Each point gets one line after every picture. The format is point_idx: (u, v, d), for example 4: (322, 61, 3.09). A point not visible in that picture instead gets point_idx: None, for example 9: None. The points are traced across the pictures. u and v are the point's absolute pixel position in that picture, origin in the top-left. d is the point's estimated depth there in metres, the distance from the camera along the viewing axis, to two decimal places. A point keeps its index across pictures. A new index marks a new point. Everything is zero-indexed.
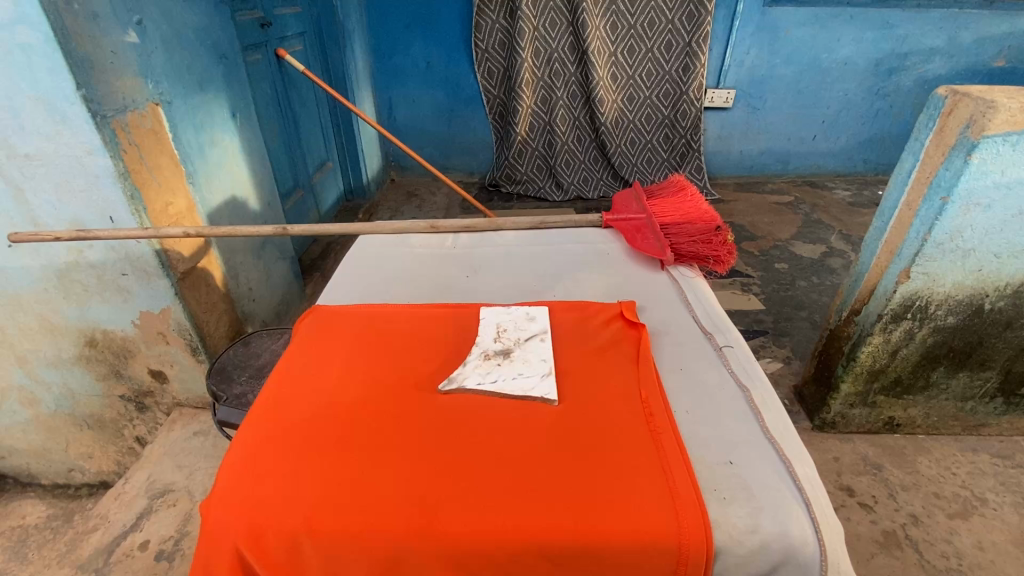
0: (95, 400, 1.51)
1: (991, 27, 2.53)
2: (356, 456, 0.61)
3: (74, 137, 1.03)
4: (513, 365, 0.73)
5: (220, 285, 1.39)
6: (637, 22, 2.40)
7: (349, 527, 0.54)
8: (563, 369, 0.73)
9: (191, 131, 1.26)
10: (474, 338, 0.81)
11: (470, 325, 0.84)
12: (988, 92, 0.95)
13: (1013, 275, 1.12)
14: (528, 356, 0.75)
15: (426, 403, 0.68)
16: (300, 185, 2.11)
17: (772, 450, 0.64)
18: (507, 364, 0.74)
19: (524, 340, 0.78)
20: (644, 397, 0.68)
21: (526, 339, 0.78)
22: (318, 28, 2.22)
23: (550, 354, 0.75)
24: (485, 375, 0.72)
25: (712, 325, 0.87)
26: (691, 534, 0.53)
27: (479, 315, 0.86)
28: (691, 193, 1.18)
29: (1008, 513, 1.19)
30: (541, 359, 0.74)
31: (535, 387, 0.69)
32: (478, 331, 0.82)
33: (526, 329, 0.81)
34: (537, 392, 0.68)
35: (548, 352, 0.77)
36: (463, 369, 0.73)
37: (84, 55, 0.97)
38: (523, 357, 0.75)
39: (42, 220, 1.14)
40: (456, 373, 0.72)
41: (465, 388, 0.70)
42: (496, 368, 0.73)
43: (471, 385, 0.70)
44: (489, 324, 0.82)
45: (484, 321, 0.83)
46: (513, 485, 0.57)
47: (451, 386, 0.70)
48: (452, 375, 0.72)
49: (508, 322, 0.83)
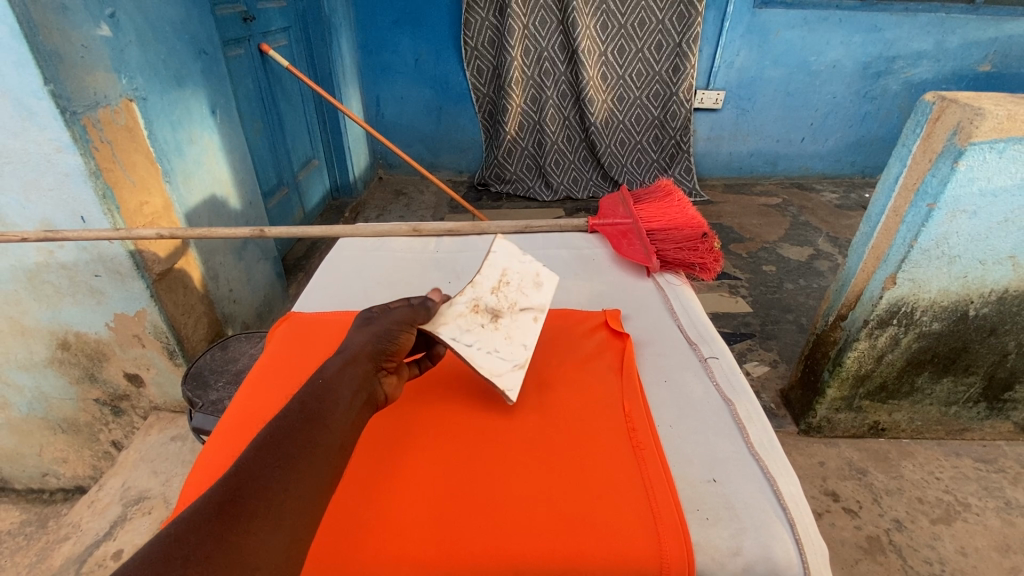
0: (68, 404, 1.46)
1: (977, 32, 2.55)
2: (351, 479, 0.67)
3: (42, 134, 0.98)
4: (493, 339, 0.78)
5: (199, 286, 1.36)
6: (627, 22, 2.39)
7: (332, 539, 0.61)
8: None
9: (168, 129, 1.23)
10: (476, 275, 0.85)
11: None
12: (974, 99, 0.95)
13: (997, 282, 1.12)
14: (512, 332, 0.80)
15: (412, 424, 0.75)
16: (285, 183, 2.07)
17: (757, 467, 0.69)
18: (490, 331, 0.79)
19: (519, 310, 0.83)
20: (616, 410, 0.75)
21: (520, 309, 0.83)
22: (304, 23, 2.18)
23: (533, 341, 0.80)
24: (463, 330, 0.78)
25: (697, 335, 0.91)
26: (672, 554, 0.58)
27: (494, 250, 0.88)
28: (677, 198, 1.17)
29: (990, 518, 1.20)
30: (524, 345, 0.79)
31: (502, 375, 0.75)
32: (483, 270, 0.85)
33: (528, 297, 0.85)
34: (500, 381, 0.74)
35: (535, 330, 0.82)
36: (450, 315, 0.79)
37: (53, 49, 0.93)
38: (507, 332, 0.80)
39: (11, 220, 1.10)
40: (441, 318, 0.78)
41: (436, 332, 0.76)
42: (476, 330, 0.78)
43: (445, 337, 0.76)
44: (494, 267, 0.86)
45: (492, 262, 0.87)
46: (499, 505, 0.64)
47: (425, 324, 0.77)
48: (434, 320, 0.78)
49: (515, 275, 0.86)
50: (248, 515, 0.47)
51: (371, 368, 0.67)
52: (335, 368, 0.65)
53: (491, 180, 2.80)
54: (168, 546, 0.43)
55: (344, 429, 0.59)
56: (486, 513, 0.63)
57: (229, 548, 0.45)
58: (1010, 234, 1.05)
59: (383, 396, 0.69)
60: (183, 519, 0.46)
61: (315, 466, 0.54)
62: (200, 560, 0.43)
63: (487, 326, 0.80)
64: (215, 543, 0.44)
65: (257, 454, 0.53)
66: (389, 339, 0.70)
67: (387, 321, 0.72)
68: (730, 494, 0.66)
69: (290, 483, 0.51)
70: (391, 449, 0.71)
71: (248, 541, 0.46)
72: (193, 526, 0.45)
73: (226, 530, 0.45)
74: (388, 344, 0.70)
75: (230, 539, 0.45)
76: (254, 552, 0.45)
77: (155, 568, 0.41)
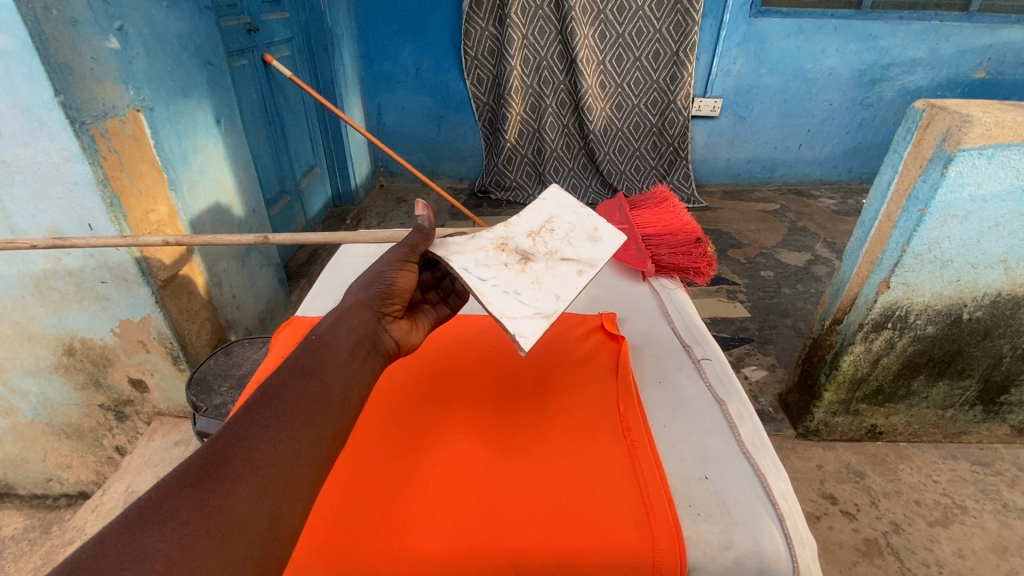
0: (73, 410, 1.47)
1: (971, 40, 2.59)
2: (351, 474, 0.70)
3: (51, 144, 1.01)
4: (516, 281, 0.81)
5: (203, 293, 1.38)
6: (625, 31, 2.42)
7: (332, 534, 0.63)
8: (561, 308, 0.77)
9: (174, 138, 1.25)
10: (522, 221, 0.91)
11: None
12: (963, 106, 0.97)
13: (989, 286, 1.14)
14: (537, 277, 0.83)
15: (414, 421, 0.78)
16: (288, 191, 2.10)
17: (748, 463, 0.72)
18: (514, 271, 0.83)
19: (558, 259, 0.85)
20: (612, 410, 0.78)
21: (553, 257, 0.85)
22: (307, 33, 2.22)
23: (562, 288, 0.80)
24: (482, 265, 0.82)
25: (690, 337, 0.95)
26: (664, 548, 0.60)
27: (545, 198, 0.94)
28: (674, 206, 1.28)
29: (988, 521, 1.21)
30: (554, 294, 0.79)
31: (515, 318, 0.75)
32: (528, 217, 0.91)
33: (578, 250, 0.85)
34: (509, 322, 0.74)
35: (564, 278, 0.82)
36: (474, 248, 0.84)
37: (63, 61, 0.95)
38: (535, 277, 0.82)
39: (19, 227, 1.12)
40: (465, 249, 0.84)
41: (450, 260, 0.80)
42: (497, 268, 0.83)
43: (456, 263, 0.80)
44: (543, 214, 0.92)
45: (542, 210, 0.92)
46: (497, 501, 0.66)
47: (441, 253, 0.82)
48: (458, 250, 0.83)
49: (564, 226, 0.89)
50: (231, 479, 0.48)
51: (371, 315, 0.69)
52: (331, 321, 0.66)
53: (491, 187, 2.82)
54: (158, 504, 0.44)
55: (344, 383, 0.60)
56: (485, 508, 0.65)
57: (211, 511, 0.45)
58: (1001, 239, 1.06)
59: (394, 343, 0.71)
60: (162, 484, 0.46)
61: (307, 426, 0.54)
62: (178, 525, 0.43)
63: (514, 268, 0.84)
64: (194, 509, 0.45)
65: (247, 413, 0.53)
66: (384, 283, 0.71)
67: (379, 266, 0.73)
68: (721, 490, 0.68)
69: (280, 444, 0.52)
70: (392, 447, 0.73)
71: (231, 504, 0.46)
72: (178, 489, 0.46)
73: (221, 493, 0.46)
74: (382, 288, 0.71)
75: (212, 503, 0.46)
76: (240, 516, 0.46)
77: (131, 532, 0.42)
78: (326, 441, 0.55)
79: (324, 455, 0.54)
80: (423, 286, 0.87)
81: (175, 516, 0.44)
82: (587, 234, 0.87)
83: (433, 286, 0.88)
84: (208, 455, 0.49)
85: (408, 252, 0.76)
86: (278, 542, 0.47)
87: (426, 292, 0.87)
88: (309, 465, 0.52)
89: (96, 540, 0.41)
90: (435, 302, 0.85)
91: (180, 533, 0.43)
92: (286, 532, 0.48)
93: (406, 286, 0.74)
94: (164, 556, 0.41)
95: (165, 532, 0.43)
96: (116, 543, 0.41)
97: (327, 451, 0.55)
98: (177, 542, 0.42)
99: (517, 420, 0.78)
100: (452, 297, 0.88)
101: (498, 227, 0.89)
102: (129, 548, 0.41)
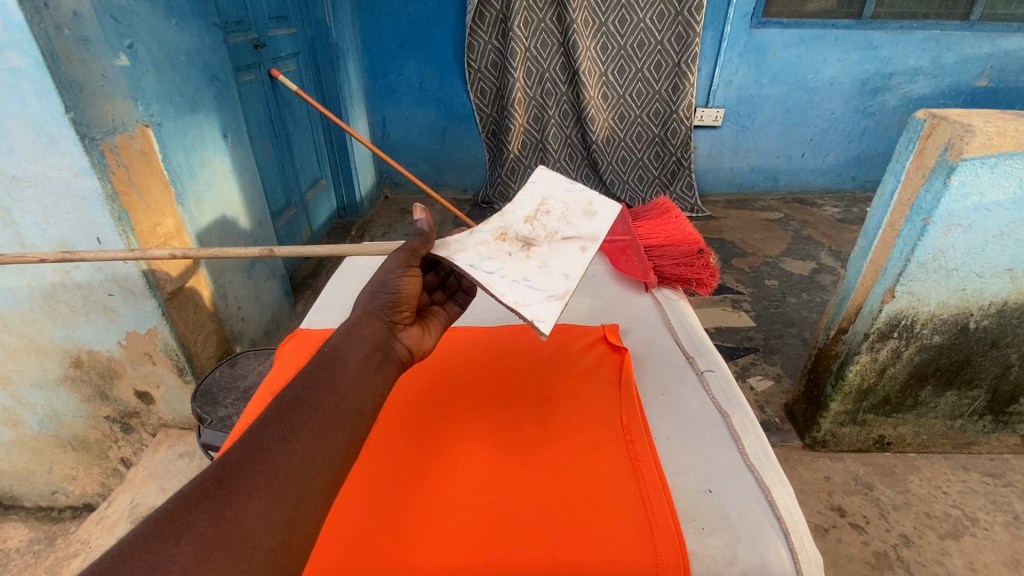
0: (78, 421, 1.48)
1: (972, 48, 2.59)
2: (361, 486, 0.70)
3: (62, 159, 1.02)
4: (523, 268, 0.82)
5: (209, 305, 1.39)
6: (626, 43, 2.45)
7: (336, 553, 0.62)
8: (572, 287, 0.79)
9: (182, 152, 1.27)
10: (517, 207, 0.92)
11: (524, 338, 0.98)
12: (964, 116, 0.97)
13: (997, 294, 1.13)
14: (544, 260, 0.84)
15: (424, 431, 0.78)
16: (293, 203, 2.11)
17: (752, 477, 0.71)
18: (521, 260, 0.84)
19: (559, 239, 0.86)
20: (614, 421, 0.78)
21: (557, 236, 0.86)
22: (313, 48, 2.25)
23: (571, 268, 0.82)
24: (487, 258, 0.83)
25: (694, 349, 0.95)
26: (667, 564, 0.59)
27: (534, 178, 0.94)
28: (676, 217, 1.29)
29: (999, 533, 1.19)
30: (563, 275, 0.81)
31: (531, 305, 0.77)
32: (522, 202, 0.92)
33: (577, 227, 0.87)
34: (526, 310, 0.76)
35: (572, 256, 0.83)
36: (476, 244, 0.84)
37: (74, 79, 0.97)
38: (541, 262, 0.83)
39: (29, 241, 1.13)
40: (467, 247, 0.84)
41: (454, 259, 0.81)
42: (502, 259, 0.84)
43: (461, 263, 0.81)
44: (535, 195, 0.92)
45: (533, 191, 0.93)
46: (501, 513, 0.66)
47: (443, 253, 0.82)
48: (461, 247, 0.84)
49: (558, 205, 0.90)
50: (246, 491, 0.48)
51: (381, 324, 0.69)
52: (341, 332, 0.66)
53: (495, 198, 2.83)
54: (175, 515, 0.45)
55: (357, 394, 0.60)
56: (489, 523, 0.65)
57: (227, 524, 0.45)
58: (1006, 247, 1.06)
59: (406, 351, 0.71)
60: (179, 495, 0.46)
61: (322, 435, 0.54)
62: (194, 537, 0.44)
63: (519, 255, 0.84)
64: (209, 522, 0.45)
65: (261, 425, 0.53)
66: (389, 292, 0.72)
67: (382, 274, 0.73)
68: (725, 504, 0.68)
69: (293, 457, 0.51)
70: (395, 461, 0.74)
71: (246, 516, 0.46)
72: (196, 499, 0.46)
73: (236, 504, 0.47)
74: (391, 294, 0.72)
75: (228, 516, 0.46)
76: (254, 527, 0.46)
77: (148, 545, 0.42)
78: (341, 450, 0.55)
79: (336, 464, 0.54)
80: (429, 287, 0.87)
81: (194, 527, 0.44)
82: (583, 209, 0.88)
83: (439, 286, 0.88)
84: (223, 466, 0.49)
85: (409, 256, 0.77)
86: (293, 552, 0.47)
87: (433, 292, 0.87)
88: (322, 475, 0.52)
89: (113, 552, 0.41)
90: (442, 302, 0.86)
91: (198, 543, 0.43)
92: (301, 543, 0.48)
93: (413, 291, 0.74)
94: (183, 565, 0.42)
95: (182, 545, 0.43)
96: (133, 555, 0.41)
97: (340, 461, 0.55)
98: (196, 552, 0.43)
99: (517, 431, 0.78)
100: (460, 293, 0.89)
101: (495, 217, 0.90)
102: (146, 561, 0.41)
